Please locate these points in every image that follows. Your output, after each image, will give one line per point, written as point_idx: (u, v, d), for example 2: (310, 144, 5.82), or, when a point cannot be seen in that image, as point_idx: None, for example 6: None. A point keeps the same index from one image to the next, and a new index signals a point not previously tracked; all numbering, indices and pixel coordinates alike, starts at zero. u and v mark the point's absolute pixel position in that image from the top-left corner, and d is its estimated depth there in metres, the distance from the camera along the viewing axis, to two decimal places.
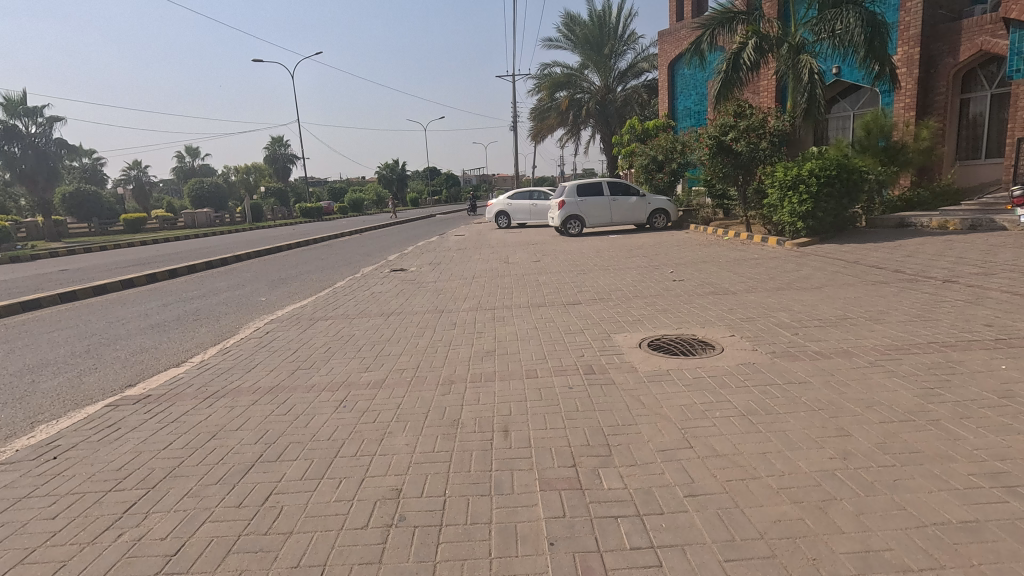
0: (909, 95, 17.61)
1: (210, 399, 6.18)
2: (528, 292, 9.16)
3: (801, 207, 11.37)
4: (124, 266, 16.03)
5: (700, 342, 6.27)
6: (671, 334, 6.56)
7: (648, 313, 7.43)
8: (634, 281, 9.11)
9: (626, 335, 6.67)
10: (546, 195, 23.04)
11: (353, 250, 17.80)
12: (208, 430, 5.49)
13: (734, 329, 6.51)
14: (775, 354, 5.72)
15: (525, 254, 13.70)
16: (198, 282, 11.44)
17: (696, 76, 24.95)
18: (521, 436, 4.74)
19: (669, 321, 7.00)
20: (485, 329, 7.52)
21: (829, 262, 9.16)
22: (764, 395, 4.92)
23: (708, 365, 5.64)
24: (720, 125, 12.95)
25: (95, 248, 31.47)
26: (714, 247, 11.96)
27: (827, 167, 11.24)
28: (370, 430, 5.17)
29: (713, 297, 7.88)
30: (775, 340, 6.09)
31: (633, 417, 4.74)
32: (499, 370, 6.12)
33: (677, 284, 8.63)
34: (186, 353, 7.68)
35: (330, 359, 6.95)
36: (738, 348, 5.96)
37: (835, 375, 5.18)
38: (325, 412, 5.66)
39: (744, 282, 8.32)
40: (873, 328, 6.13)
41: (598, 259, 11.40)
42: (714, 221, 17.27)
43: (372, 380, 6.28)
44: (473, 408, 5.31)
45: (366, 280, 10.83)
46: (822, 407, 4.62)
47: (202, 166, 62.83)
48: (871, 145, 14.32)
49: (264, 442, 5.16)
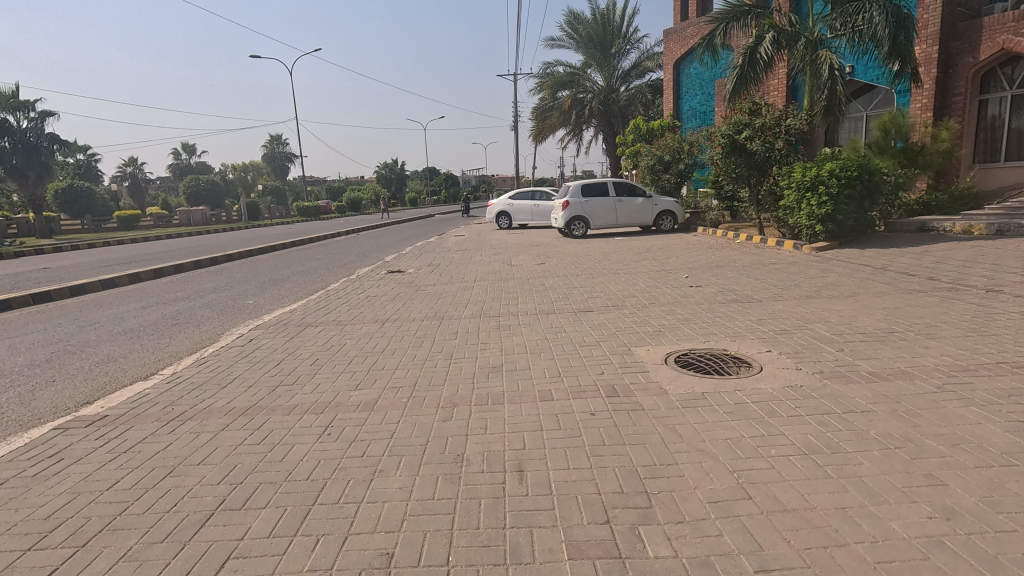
0: (926, 95, 17.17)
1: (174, 422, 5.03)
2: (535, 298, 8.58)
3: (820, 210, 10.81)
4: (108, 265, 15.34)
5: (735, 359, 5.69)
6: (699, 348, 6.00)
7: (670, 323, 6.86)
8: (649, 287, 8.54)
9: (650, 348, 6.11)
10: (548, 195, 22.45)
11: (349, 250, 17.08)
12: (166, 462, 4.39)
13: (770, 344, 5.94)
14: (824, 376, 5.13)
15: (529, 256, 13.09)
16: (182, 284, 10.50)
17: (702, 76, 24.44)
18: (543, 476, 3.97)
19: (694, 333, 6.44)
20: (492, 338, 6.94)
21: (856, 268, 8.60)
22: (824, 428, 4.32)
23: (746, 386, 5.07)
24: (734, 123, 12.41)
25: (86, 244, 30.82)
26: (729, 251, 11.40)
27: (849, 167, 10.70)
28: (358, 468, 4.19)
29: (739, 305, 7.31)
30: (820, 358, 5.50)
31: (672, 456, 4.08)
32: (510, 386, 5.54)
33: (696, 291, 8.05)
34: (156, 357, 6.58)
35: (319, 371, 6.09)
36: (778, 366, 5.38)
37: (903, 403, 4.58)
38: (306, 442, 4.62)
39: (767, 290, 7.76)
40: (928, 344, 5.55)
41: (608, 263, 10.83)
42: (722, 223, 16.69)
43: (362, 402, 5.32)
44: (482, 438, 4.59)
45: (362, 282, 10.23)
46: (899, 446, 4.01)
47: (198, 163, 62.09)
48: (888, 147, 13.80)
49: (232, 481, 4.10)
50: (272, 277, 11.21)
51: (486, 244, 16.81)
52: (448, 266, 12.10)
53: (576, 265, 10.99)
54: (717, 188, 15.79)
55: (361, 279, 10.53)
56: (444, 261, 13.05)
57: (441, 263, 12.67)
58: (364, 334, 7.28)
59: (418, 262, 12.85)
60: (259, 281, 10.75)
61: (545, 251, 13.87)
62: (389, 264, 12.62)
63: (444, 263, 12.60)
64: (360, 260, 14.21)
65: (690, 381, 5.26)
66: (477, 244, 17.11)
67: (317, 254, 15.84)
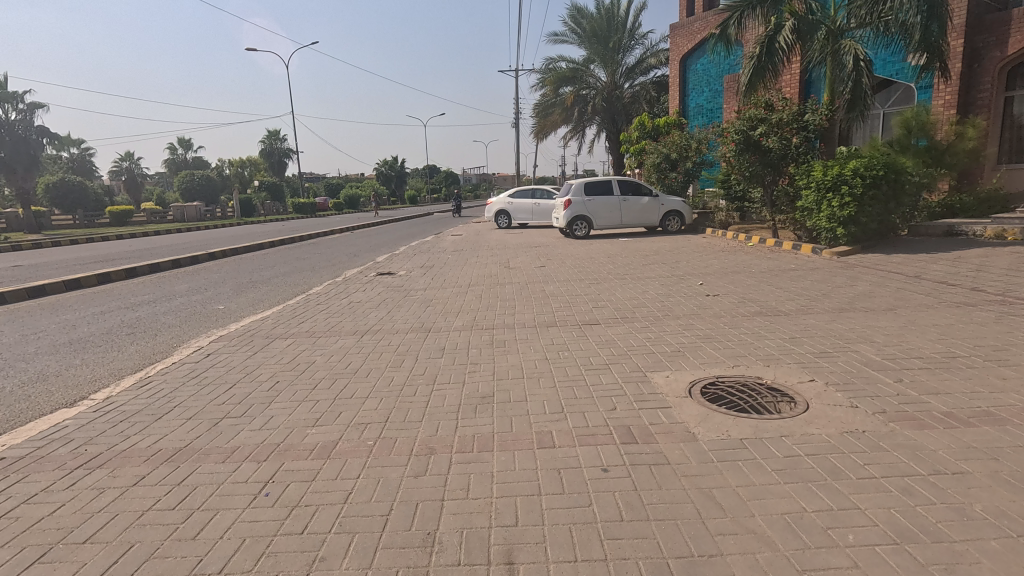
0: (950, 91, 16.44)
1: (79, 468, 4.30)
2: (536, 308, 7.83)
3: (842, 212, 10.02)
4: (79, 264, 14.54)
5: (773, 392, 4.93)
6: (728, 376, 5.25)
7: (690, 341, 6.12)
8: (662, 296, 7.79)
9: (671, 373, 5.37)
10: (549, 193, 21.68)
11: (340, 249, 16.37)
12: (53, 527, 3.66)
13: (810, 372, 5.19)
14: (891, 419, 4.35)
15: (529, 258, 12.34)
16: (155, 285, 9.85)
17: (710, 71, 23.68)
18: (539, 570, 3.17)
19: (720, 355, 5.69)
20: (490, 356, 6.21)
21: (888, 276, 7.87)
22: (911, 498, 3.51)
23: (788, 424, 4.34)
24: (749, 117, 11.60)
25: (74, 239, 30.14)
26: (743, 256, 10.67)
27: (874, 166, 9.93)
28: (292, 550, 3.42)
29: (765, 319, 6.57)
30: (878, 393, 4.73)
31: (716, 543, 3.27)
32: (510, 416, 4.81)
33: (715, 302, 7.30)
34: (92, 377, 5.83)
35: (278, 400, 5.36)
36: (828, 405, 4.62)
37: (1001, 461, 3.78)
38: (234, 507, 3.88)
39: (795, 301, 7.01)
40: (1004, 375, 4.78)
41: (614, 267, 10.10)
42: (731, 225, 15.91)
43: (318, 447, 4.58)
44: (465, 505, 3.83)
45: (348, 286, 9.47)
46: (1016, 526, 3.19)
47: (194, 158, 61.33)
48: (910, 144, 13.04)
49: (120, 565, 3.32)
50: (252, 278, 10.55)
51: (484, 244, 16.10)
52: (443, 268, 11.37)
53: (580, 268, 10.25)
54: (726, 187, 15.06)
55: (348, 283, 9.81)
56: (439, 262, 12.30)
57: (436, 265, 11.92)
58: (346, 350, 6.53)
59: (411, 264, 12.11)
60: (237, 282, 10.11)
61: (546, 252, 13.13)
62: (380, 266, 11.86)
63: (439, 265, 11.86)
64: (350, 260, 13.45)
65: (721, 419, 4.51)
66: (475, 244, 16.38)
67: (306, 254, 15.09)
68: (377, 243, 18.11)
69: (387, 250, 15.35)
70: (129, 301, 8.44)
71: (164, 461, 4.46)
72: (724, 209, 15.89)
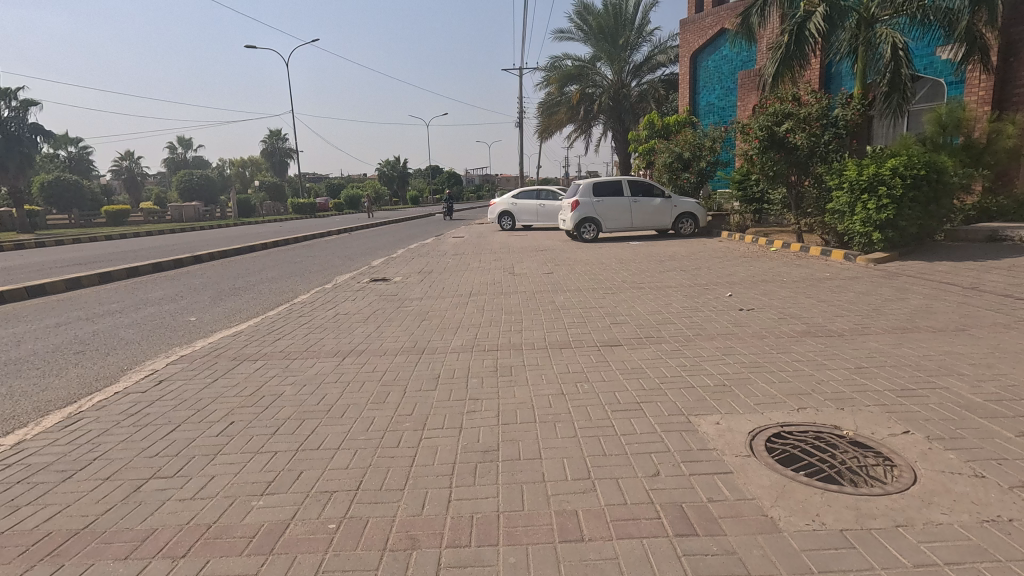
0: (984, 86, 15.67)
1: None
2: (547, 324, 6.98)
3: (878, 214, 9.13)
4: (56, 267, 13.70)
5: (857, 450, 3.99)
6: (793, 423, 4.37)
7: (734, 374, 5.24)
8: (689, 312, 6.93)
9: (721, 419, 4.48)
10: (555, 194, 20.84)
11: (335, 251, 15.57)
12: None
13: (898, 421, 4.29)
14: (1016, 488, 3.44)
15: (536, 262, 11.52)
16: (128, 292, 9.03)
17: (723, 68, 22.86)
18: None
19: (771, 394, 4.82)
20: (497, 387, 5.34)
21: (943, 290, 7.00)
22: None
23: (884, 495, 3.45)
24: (774, 111, 10.77)
25: (65, 239, 29.40)
26: (770, 262, 9.80)
27: (915, 165, 9.05)
28: None
29: (821, 354, 5.71)
30: (986, 450, 3.84)
31: None
32: (521, 478, 3.90)
33: (751, 321, 6.44)
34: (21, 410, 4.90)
35: (222, 456, 4.28)
36: (929, 467, 3.69)
37: None
38: None
39: (844, 321, 6.15)
40: None
41: (630, 274, 9.25)
42: (748, 229, 15.05)
43: (259, 534, 3.38)
44: None
45: (338, 295, 8.62)
46: None
47: (194, 157, 60.73)
48: (944, 143, 12.18)
49: None
50: (233, 284, 9.72)
51: (487, 247, 15.28)
52: (444, 274, 10.52)
53: (592, 276, 9.38)
54: (744, 187, 14.27)
55: (338, 291, 8.97)
56: (439, 267, 11.46)
57: (435, 270, 11.07)
58: (334, 379, 5.65)
59: (409, 269, 11.25)
60: (216, 288, 9.28)
61: (553, 256, 12.29)
62: (374, 271, 11.02)
63: (439, 270, 11.04)
64: (344, 264, 12.64)
65: (797, 486, 3.61)
66: (478, 247, 15.56)
67: (299, 256, 14.31)
68: (375, 244, 17.32)
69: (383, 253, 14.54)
70: (90, 312, 7.59)
71: (49, 552, 3.24)
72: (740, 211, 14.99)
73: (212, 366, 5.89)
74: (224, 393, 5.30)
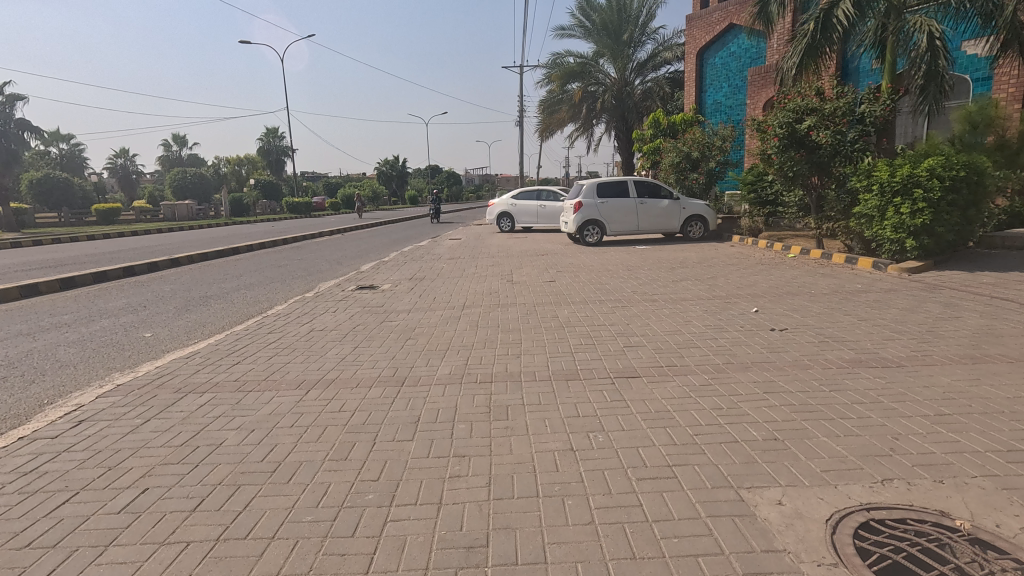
0: (1015, 83, 14.86)
1: None
2: (553, 350, 6.27)
3: (913, 219, 8.36)
4: (24, 268, 12.88)
5: (981, 550, 3.24)
6: (882, 506, 3.64)
7: (784, 431, 4.63)
8: (712, 341, 6.25)
9: (782, 494, 3.80)
10: (556, 194, 20.05)
11: (324, 253, 14.78)
12: None
13: (1020, 504, 3.56)
14: None
15: (538, 268, 10.76)
16: (88, 300, 8.22)
17: (731, 64, 22.07)
18: None
19: (843, 462, 4.12)
20: (493, 445, 4.73)
21: (1000, 309, 6.26)
22: None
23: None
24: (796, 106, 9.98)
25: (52, 237, 28.68)
26: (792, 271, 9.04)
27: (954, 165, 8.25)
28: None
29: (878, 397, 4.97)
30: None
31: None
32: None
33: (786, 350, 5.74)
34: None
35: (105, 555, 3.39)
36: None
37: None
38: None
39: (891, 364, 5.49)
40: None
41: (642, 284, 8.48)
42: (761, 232, 14.20)
43: None
44: None
45: (321, 308, 7.86)
46: None
47: (189, 155, 59.90)
48: (976, 141, 11.37)
49: None
50: (208, 291, 8.95)
51: (484, 250, 14.52)
52: (438, 281, 9.74)
53: (601, 285, 8.62)
54: (757, 186, 13.74)
55: (322, 302, 8.19)
56: (434, 273, 10.69)
57: (429, 276, 10.29)
58: (314, 428, 4.90)
59: (401, 275, 10.48)
60: (188, 297, 8.50)
61: (556, 261, 11.52)
62: (364, 278, 10.24)
63: (434, 277, 10.26)
64: (332, 269, 11.85)
65: None
66: (475, 250, 14.76)
67: (285, 259, 13.52)
68: (368, 247, 16.52)
69: (375, 256, 13.74)
70: (33, 325, 6.75)
71: None
72: (752, 214, 14.18)
73: (165, 405, 5.23)
74: (181, 446, 4.55)
